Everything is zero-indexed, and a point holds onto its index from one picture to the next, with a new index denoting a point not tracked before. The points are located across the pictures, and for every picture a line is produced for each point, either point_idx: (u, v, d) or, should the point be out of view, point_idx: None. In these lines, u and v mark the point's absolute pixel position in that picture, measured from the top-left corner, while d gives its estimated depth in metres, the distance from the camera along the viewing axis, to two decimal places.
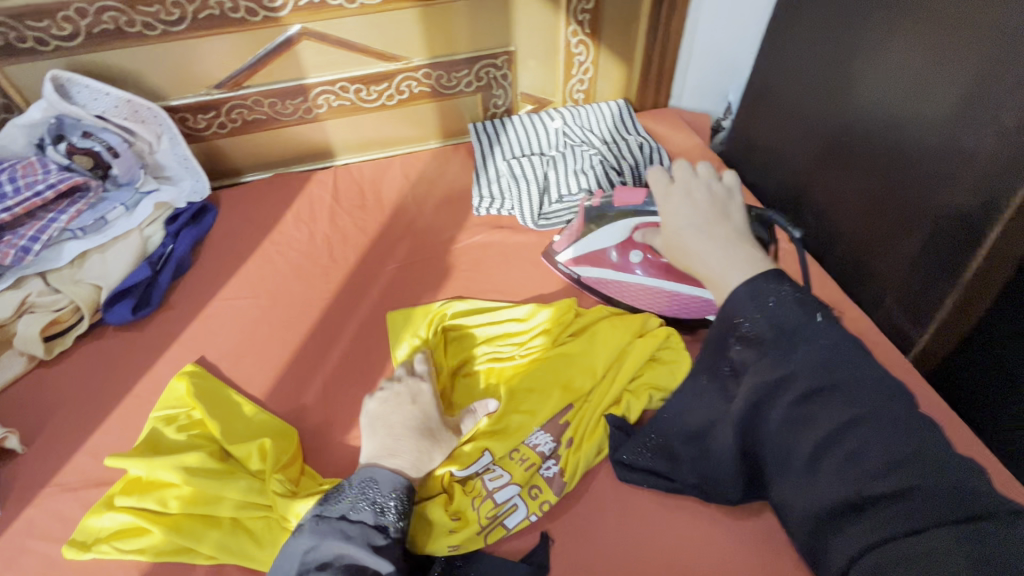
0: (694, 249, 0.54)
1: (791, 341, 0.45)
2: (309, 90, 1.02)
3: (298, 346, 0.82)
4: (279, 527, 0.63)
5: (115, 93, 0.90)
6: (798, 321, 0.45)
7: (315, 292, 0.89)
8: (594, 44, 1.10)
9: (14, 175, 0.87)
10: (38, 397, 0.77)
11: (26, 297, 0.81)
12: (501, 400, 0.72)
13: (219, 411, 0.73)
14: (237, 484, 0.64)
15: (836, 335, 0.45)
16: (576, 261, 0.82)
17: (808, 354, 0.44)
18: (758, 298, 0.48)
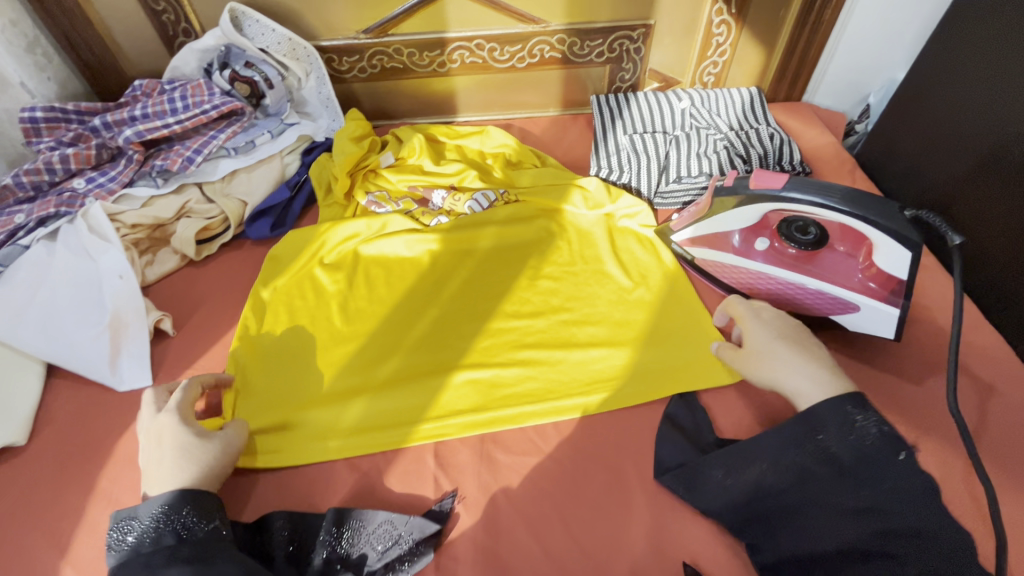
0: (780, 360, 0.60)
1: (875, 461, 0.50)
2: (447, 44, 1.05)
3: (395, 294, 0.84)
4: (423, 271, 0.87)
5: (280, 30, 0.98)
6: (876, 456, 0.50)
7: (406, 248, 0.89)
8: (737, 25, 1.05)
9: (185, 94, 0.97)
10: (187, 292, 0.87)
11: (186, 203, 0.91)
12: (365, 333, 0.79)
13: (439, 364, 0.76)
14: (451, 306, 0.82)
15: (915, 481, 0.48)
16: (693, 242, 0.81)
17: (885, 489, 0.49)
18: (846, 420, 0.52)
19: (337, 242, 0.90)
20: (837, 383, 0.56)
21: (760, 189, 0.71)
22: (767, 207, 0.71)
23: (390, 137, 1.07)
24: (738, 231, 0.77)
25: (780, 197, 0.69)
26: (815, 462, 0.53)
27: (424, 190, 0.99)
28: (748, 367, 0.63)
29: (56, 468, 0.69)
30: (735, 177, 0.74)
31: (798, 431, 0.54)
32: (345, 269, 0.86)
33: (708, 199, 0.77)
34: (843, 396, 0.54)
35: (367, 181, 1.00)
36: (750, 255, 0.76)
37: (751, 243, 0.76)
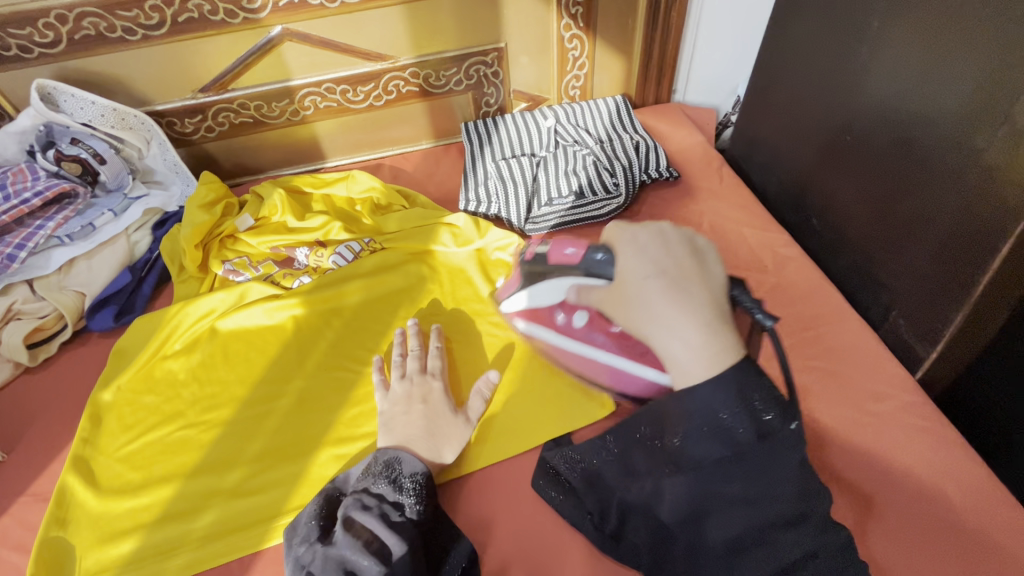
0: (662, 330, 0.46)
1: (771, 445, 0.44)
2: (295, 92, 1.00)
3: (255, 370, 0.78)
4: (284, 339, 0.81)
5: (100, 101, 0.90)
6: (773, 436, 0.44)
7: (264, 317, 0.83)
8: (589, 38, 1.05)
9: (4, 182, 0.88)
10: (20, 405, 0.78)
11: (12, 303, 0.82)
12: (222, 422, 0.73)
13: (301, 444, 0.70)
14: (314, 374, 0.77)
15: (800, 451, 0.44)
16: (519, 316, 0.71)
17: (782, 472, 0.44)
18: (733, 404, 0.43)
19: (192, 322, 0.84)
20: (718, 353, 0.45)
21: (561, 262, 0.65)
22: (569, 278, 0.62)
23: (249, 196, 1.00)
24: (558, 305, 0.65)
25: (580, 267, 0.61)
26: (704, 464, 0.44)
27: (288, 249, 0.93)
28: (617, 299, 0.51)
29: None
30: (537, 247, 0.70)
31: (704, 404, 0.44)
32: (202, 353, 0.80)
33: (521, 275, 0.71)
34: (733, 374, 0.44)
35: (224, 248, 0.93)
36: (572, 332, 0.65)
37: (571, 319, 0.65)
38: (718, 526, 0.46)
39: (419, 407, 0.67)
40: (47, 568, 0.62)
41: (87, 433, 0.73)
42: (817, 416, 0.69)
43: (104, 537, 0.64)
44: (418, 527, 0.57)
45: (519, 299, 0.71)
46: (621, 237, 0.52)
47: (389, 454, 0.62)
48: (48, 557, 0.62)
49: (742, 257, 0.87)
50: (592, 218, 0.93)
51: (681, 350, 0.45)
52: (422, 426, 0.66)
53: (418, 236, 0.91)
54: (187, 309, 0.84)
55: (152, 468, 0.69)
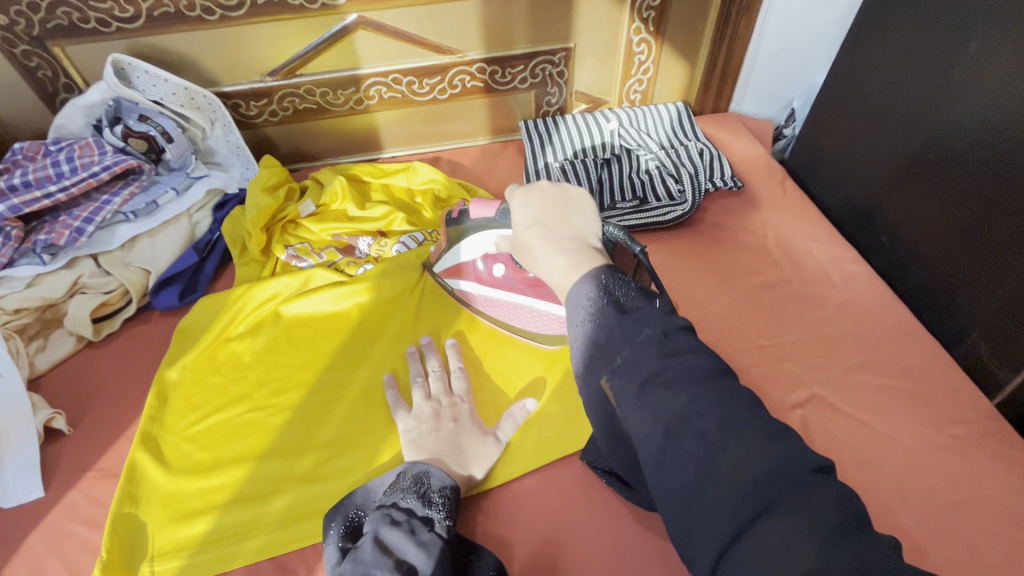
0: (546, 268, 0.53)
1: (633, 322, 0.45)
2: (362, 81, 1.00)
3: (321, 357, 0.78)
4: (348, 327, 0.81)
5: (174, 80, 0.89)
6: (635, 312, 0.46)
7: (329, 304, 0.82)
8: (657, 42, 1.04)
9: (71, 156, 0.87)
10: (85, 378, 0.77)
11: (78, 278, 0.82)
12: (290, 408, 0.73)
13: (372, 435, 0.69)
14: (382, 363, 0.77)
15: (687, 344, 0.44)
16: (446, 274, 0.81)
17: (671, 369, 0.42)
18: (604, 295, 0.48)
19: (257, 304, 0.83)
20: (584, 262, 0.51)
21: (481, 218, 0.70)
22: (490, 234, 0.72)
23: (310, 181, 1.00)
24: (481, 256, 0.76)
25: (500, 223, 0.68)
26: (609, 354, 0.45)
27: (350, 237, 0.93)
28: (518, 248, 0.58)
29: None
30: (461, 209, 0.73)
31: (591, 305, 0.47)
32: (265, 337, 0.80)
33: (445, 237, 0.77)
34: (595, 272, 0.49)
35: (286, 233, 0.93)
36: (491, 279, 0.76)
37: (491, 269, 0.76)
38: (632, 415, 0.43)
39: (443, 425, 0.67)
40: (120, 545, 0.61)
41: (153, 412, 0.72)
42: (895, 434, 0.68)
43: (178, 520, 0.63)
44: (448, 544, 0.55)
45: (457, 252, 0.77)
46: (512, 198, 0.58)
47: (422, 466, 0.60)
48: (121, 533, 0.62)
49: (810, 270, 0.86)
50: (656, 224, 0.93)
51: (554, 277, 0.52)
52: (448, 444, 0.65)
53: None
54: (250, 291, 0.84)
55: (221, 449, 0.69)
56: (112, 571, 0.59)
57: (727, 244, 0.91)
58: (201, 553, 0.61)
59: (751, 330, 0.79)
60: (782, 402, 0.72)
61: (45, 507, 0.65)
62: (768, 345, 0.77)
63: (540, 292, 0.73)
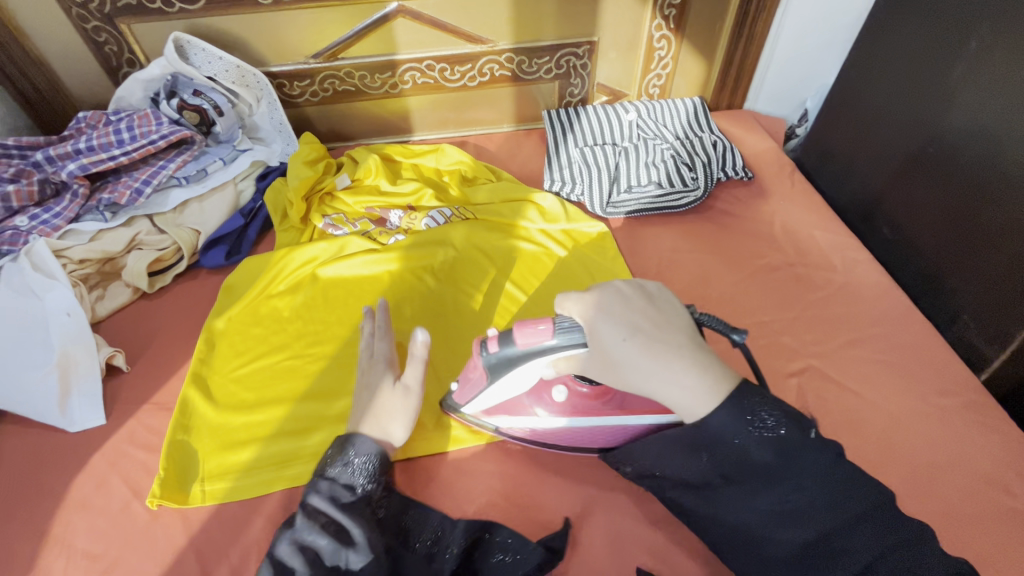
0: (649, 388, 0.52)
1: (795, 448, 0.50)
2: (398, 66, 1.06)
3: (354, 316, 0.85)
4: (379, 290, 0.87)
5: (227, 58, 0.97)
6: (793, 446, 0.50)
7: (363, 268, 0.89)
8: (677, 39, 1.10)
9: (132, 124, 0.95)
10: (140, 325, 0.85)
11: (136, 234, 0.89)
12: (326, 359, 0.79)
13: None
14: (410, 322, 0.83)
15: (817, 452, 0.50)
16: (487, 413, 0.68)
17: (805, 476, 0.50)
18: (742, 414, 0.50)
19: (296, 265, 0.90)
20: (708, 370, 0.51)
21: (529, 348, 0.56)
22: (538, 362, 0.57)
23: (345, 158, 1.07)
24: (527, 392, 0.65)
25: (554, 349, 0.55)
26: (744, 467, 0.51)
27: (382, 210, 1.00)
28: (598, 364, 0.55)
29: None
30: (500, 336, 0.58)
31: (699, 445, 0.53)
32: (303, 295, 0.87)
33: (483, 372, 0.61)
34: (730, 384, 0.51)
35: (323, 204, 1.00)
36: (547, 409, 0.66)
37: (547, 398, 0.65)
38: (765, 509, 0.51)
39: (366, 396, 0.65)
40: (175, 467, 0.69)
41: (202, 355, 0.79)
42: (884, 404, 0.73)
43: (225, 449, 0.70)
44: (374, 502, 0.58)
45: (483, 399, 0.65)
46: (569, 308, 0.56)
47: (346, 438, 0.62)
48: (175, 456, 0.69)
49: (813, 256, 0.91)
50: (669, 208, 0.99)
51: (669, 394, 0.51)
52: (367, 415, 0.64)
53: (507, 210, 0.97)
54: (290, 253, 0.91)
55: (263, 391, 0.76)
56: (168, 489, 0.66)
57: (736, 230, 0.96)
58: (246, 476, 0.68)
59: (754, 307, 0.85)
60: (780, 372, 0.77)
61: (107, 433, 0.73)
62: (770, 321, 0.83)
63: (602, 406, 0.63)
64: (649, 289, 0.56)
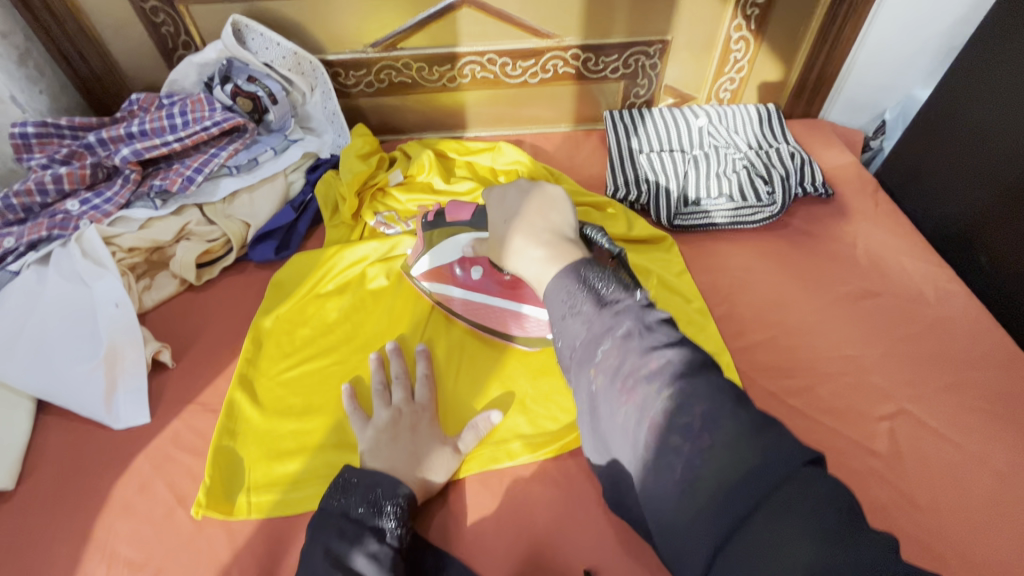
0: (515, 267, 0.57)
1: (645, 351, 0.44)
2: (458, 58, 1.01)
3: (405, 321, 0.81)
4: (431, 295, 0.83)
5: (285, 44, 0.93)
6: (656, 347, 0.44)
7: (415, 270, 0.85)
8: (756, 41, 1.03)
9: (184, 109, 0.92)
10: (186, 319, 0.82)
11: (186, 224, 0.86)
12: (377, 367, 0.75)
13: (454, 399, 0.72)
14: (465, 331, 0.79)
15: (686, 358, 0.43)
16: (426, 276, 0.78)
17: (674, 390, 0.42)
18: (581, 283, 0.50)
19: (347, 264, 0.87)
20: (560, 255, 0.53)
21: (454, 221, 0.75)
22: (463, 237, 0.74)
23: (398, 153, 1.03)
24: (457, 262, 0.75)
25: (477, 224, 0.74)
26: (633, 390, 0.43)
27: (435, 209, 0.96)
28: (494, 248, 0.61)
29: (41, 520, 0.63)
30: (437, 213, 0.78)
31: (574, 348, 0.48)
32: (352, 297, 0.83)
33: (422, 239, 0.79)
34: (574, 263, 0.52)
35: (376, 200, 0.96)
36: (473, 285, 0.75)
37: (469, 273, 0.75)
38: (663, 452, 0.41)
39: (394, 435, 0.64)
40: (221, 475, 0.65)
41: (249, 355, 0.76)
42: (988, 458, 0.66)
43: (273, 458, 0.67)
44: (398, 553, 0.55)
45: (429, 277, 0.79)
46: (489, 197, 0.64)
47: (371, 475, 0.59)
48: (221, 464, 0.66)
49: (901, 285, 0.84)
50: (740, 224, 0.92)
51: (528, 274, 0.56)
52: (392, 455, 0.62)
53: None
54: (339, 251, 0.87)
55: (312, 396, 0.72)
56: (215, 498, 0.63)
57: (813, 250, 0.89)
58: (296, 488, 0.64)
59: (837, 339, 0.78)
60: (868, 414, 0.70)
61: (151, 432, 0.70)
62: (855, 355, 0.76)
63: (520, 295, 0.73)
64: (548, 190, 0.61)
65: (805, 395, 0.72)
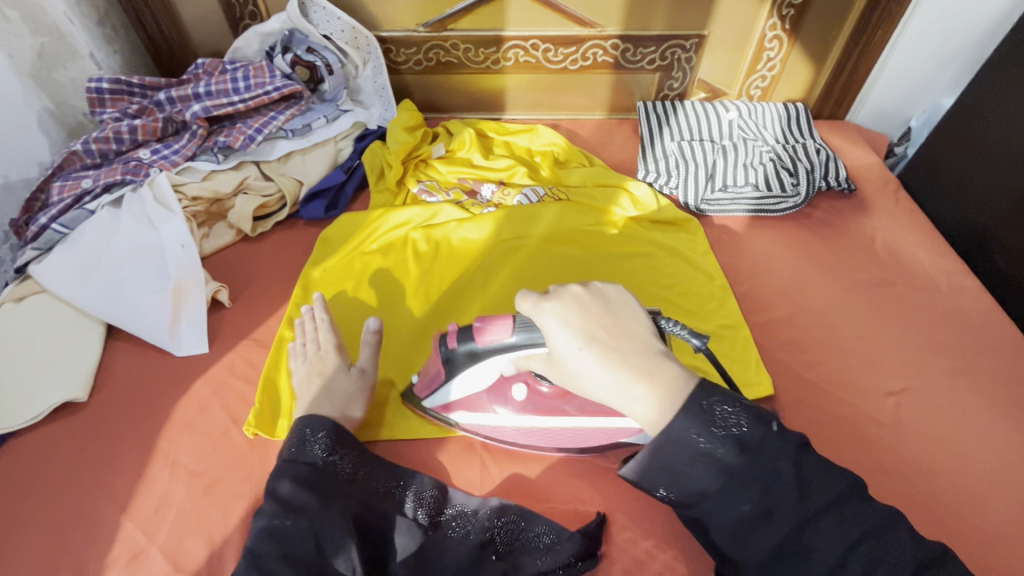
0: (603, 397, 0.52)
1: (756, 448, 0.48)
2: (504, 42, 1.07)
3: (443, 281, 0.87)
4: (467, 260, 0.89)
5: (345, 18, 1.01)
6: (755, 445, 0.48)
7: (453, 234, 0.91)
8: (790, 40, 1.07)
9: (247, 75, 0.98)
10: (241, 265, 0.89)
11: (245, 179, 0.93)
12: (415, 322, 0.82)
13: None
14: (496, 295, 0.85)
15: (787, 451, 0.48)
16: (446, 408, 0.70)
17: (775, 468, 0.48)
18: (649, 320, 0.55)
19: (390, 227, 0.92)
20: (662, 384, 0.49)
21: (489, 344, 0.60)
22: (504, 358, 0.60)
23: (441, 129, 1.09)
24: (488, 389, 0.69)
25: (512, 345, 0.59)
26: (740, 484, 0.47)
27: (473, 182, 1.01)
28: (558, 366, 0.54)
29: (110, 430, 0.70)
30: (459, 333, 0.63)
31: (678, 444, 0.48)
32: (394, 257, 0.89)
33: (440, 366, 0.66)
34: (688, 398, 0.49)
35: (419, 170, 1.02)
36: (506, 402, 0.69)
37: (507, 393, 0.69)
38: (771, 529, 0.47)
39: (308, 379, 0.70)
40: (271, 402, 0.71)
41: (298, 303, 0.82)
42: (988, 435, 0.70)
43: None
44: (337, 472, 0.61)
45: (447, 390, 0.69)
46: (535, 313, 0.53)
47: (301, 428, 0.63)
48: (271, 393, 0.72)
49: (916, 276, 0.88)
50: (764, 212, 0.97)
51: (623, 402, 0.51)
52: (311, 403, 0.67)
53: (601, 197, 0.97)
54: (383, 215, 0.93)
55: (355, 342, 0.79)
56: (266, 421, 0.69)
57: (833, 240, 0.93)
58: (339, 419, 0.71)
59: (850, 321, 0.82)
60: (876, 389, 0.75)
61: (210, 362, 0.76)
62: (867, 337, 0.80)
63: (566, 403, 0.68)
64: (606, 294, 0.54)
65: (816, 368, 0.77)
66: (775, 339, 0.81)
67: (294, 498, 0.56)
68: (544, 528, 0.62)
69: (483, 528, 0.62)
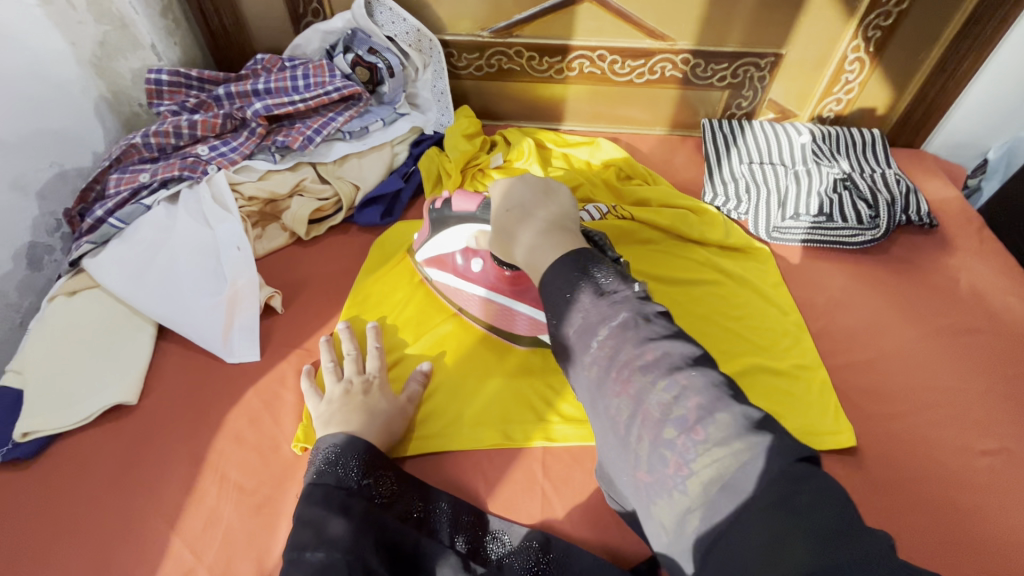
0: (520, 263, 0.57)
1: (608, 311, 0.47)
2: (570, 52, 1.03)
3: None
4: None
5: (411, 20, 0.97)
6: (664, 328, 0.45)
7: None
8: (872, 63, 1.01)
9: (307, 74, 0.96)
10: (294, 269, 0.86)
11: (301, 180, 0.91)
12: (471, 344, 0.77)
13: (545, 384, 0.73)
14: None
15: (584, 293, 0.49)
16: (428, 261, 0.81)
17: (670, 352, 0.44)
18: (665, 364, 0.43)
19: None
20: (562, 247, 0.53)
21: (462, 213, 0.74)
22: (467, 228, 0.75)
23: (498, 137, 1.06)
24: (460, 251, 0.77)
25: (479, 219, 0.73)
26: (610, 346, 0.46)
27: None
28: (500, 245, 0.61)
29: (159, 437, 0.68)
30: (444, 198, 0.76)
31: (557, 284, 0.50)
32: None
33: (428, 225, 0.79)
34: (571, 253, 0.51)
35: (475, 180, 0.99)
36: (469, 275, 0.78)
37: (469, 264, 0.77)
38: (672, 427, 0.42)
39: (345, 395, 0.66)
40: None
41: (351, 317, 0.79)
42: None
43: None
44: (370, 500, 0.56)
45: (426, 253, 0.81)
46: (495, 190, 0.64)
47: (327, 442, 0.60)
48: None
49: (1007, 325, 0.82)
50: (840, 244, 0.92)
51: (530, 266, 0.55)
52: (340, 421, 0.63)
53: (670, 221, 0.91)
54: None
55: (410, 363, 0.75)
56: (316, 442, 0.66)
57: (914, 279, 0.88)
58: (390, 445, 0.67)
59: (936, 370, 0.77)
60: (969, 448, 0.69)
61: (261, 370, 0.74)
62: (955, 388, 0.75)
63: (520, 291, 0.75)
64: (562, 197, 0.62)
65: (901, 420, 0.72)
66: (854, 383, 0.75)
67: (330, 536, 0.52)
68: (584, 564, 0.58)
69: (528, 564, 0.58)
